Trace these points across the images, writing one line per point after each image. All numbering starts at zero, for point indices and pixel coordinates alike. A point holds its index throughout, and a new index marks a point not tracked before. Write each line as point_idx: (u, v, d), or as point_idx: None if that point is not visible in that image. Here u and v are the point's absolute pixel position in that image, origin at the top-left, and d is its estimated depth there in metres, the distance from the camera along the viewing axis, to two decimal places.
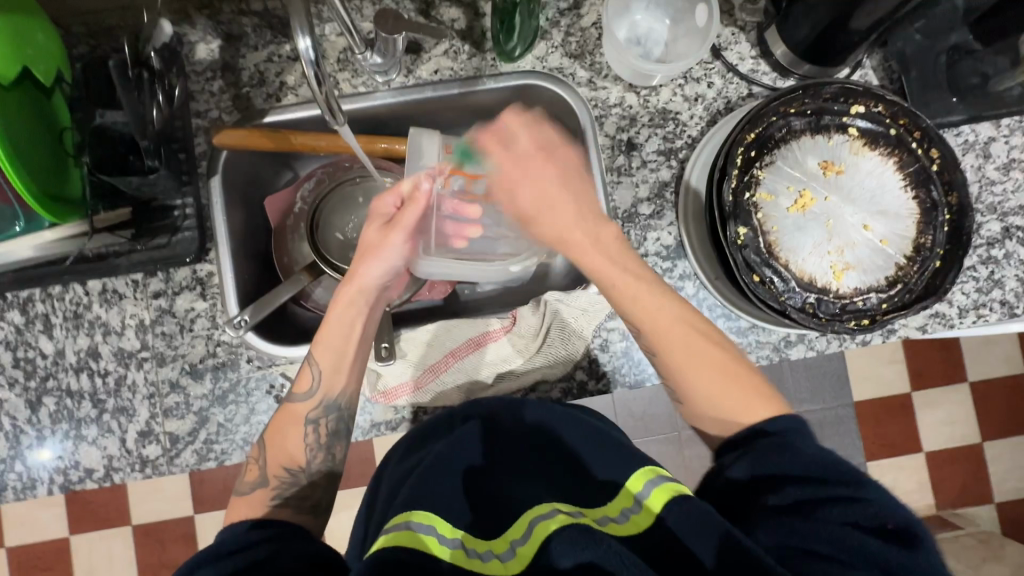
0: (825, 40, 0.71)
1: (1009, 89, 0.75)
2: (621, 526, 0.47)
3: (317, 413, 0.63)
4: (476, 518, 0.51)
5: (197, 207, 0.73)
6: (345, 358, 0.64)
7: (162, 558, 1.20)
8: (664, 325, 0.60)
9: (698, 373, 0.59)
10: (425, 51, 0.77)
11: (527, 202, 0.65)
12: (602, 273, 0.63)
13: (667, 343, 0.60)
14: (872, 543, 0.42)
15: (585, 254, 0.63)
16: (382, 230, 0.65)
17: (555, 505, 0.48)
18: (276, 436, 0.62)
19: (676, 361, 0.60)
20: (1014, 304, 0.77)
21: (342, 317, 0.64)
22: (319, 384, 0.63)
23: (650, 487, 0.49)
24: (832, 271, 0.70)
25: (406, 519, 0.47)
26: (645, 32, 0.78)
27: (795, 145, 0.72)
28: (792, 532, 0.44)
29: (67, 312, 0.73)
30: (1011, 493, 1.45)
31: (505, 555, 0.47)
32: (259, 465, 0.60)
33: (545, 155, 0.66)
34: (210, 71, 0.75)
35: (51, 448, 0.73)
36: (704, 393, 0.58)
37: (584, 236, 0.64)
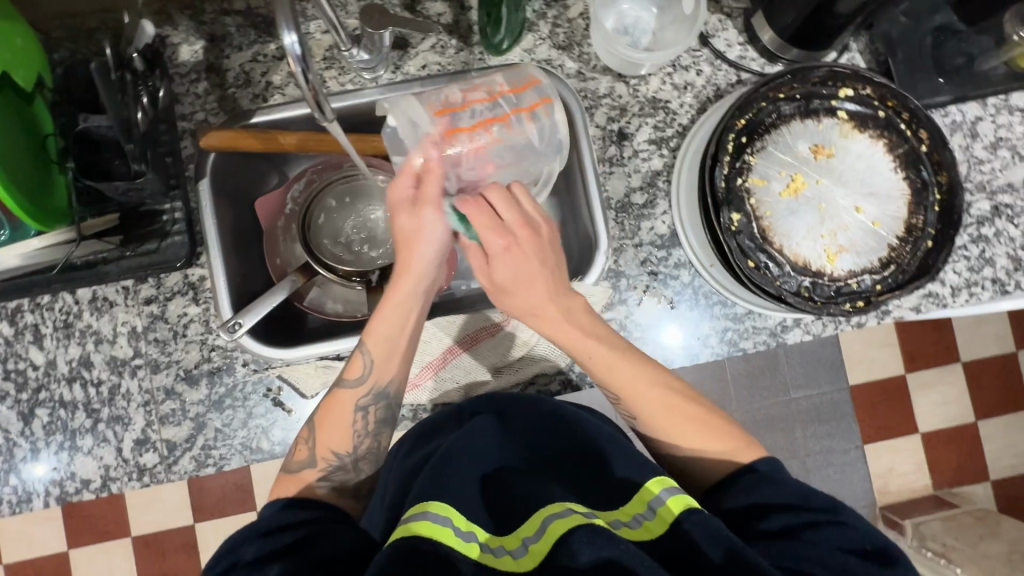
0: (811, 25, 0.71)
1: (994, 68, 0.76)
2: (634, 531, 0.49)
3: (366, 401, 0.62)
4: (489, 515, 0.52)
5: (186, 211, 0.72)
6: (397, 346, 0.62)
7: (163, 567, 1.20)
8: (647, 393, 0.61)
9: (676, 429, 0.60)
10: (412, 47, 0.76)
11: (502, 280, 0.58)
12: (579, 350, 0.61)
13: (637, 396, 0.61)
14: (852, 562, 0.48)
15: (556, 328, 0.60)
16: (414, 211, 0.60)
17: (570, 504, 0.49)
18: (323, 422, 0.62)
19: (644, 409, 0.61)
20: (1005, 282, 0.78)
21: (399, 308, 0.61)
22: (372, 373, 0.61)
23: (666, 494, 0.50)
24: (826, 254, 0.71)
25: (423, 510, 0.49)
26: (632, 22, 0.77)
27: (786, 130, 0.72)
28: (785, 552, 0.49)
29: (57, 322, 0.72)
30: (1006, 470, 1.48)
31: (517, 551, 0.47)
32: (307, 446, 0.61)
33: (525, 229, 0.58)
34: (194, 73, 0.74)
35: (46, 460, 0.72)
36: (671, 433, 0.60)
37: (553, 314, 0.59)
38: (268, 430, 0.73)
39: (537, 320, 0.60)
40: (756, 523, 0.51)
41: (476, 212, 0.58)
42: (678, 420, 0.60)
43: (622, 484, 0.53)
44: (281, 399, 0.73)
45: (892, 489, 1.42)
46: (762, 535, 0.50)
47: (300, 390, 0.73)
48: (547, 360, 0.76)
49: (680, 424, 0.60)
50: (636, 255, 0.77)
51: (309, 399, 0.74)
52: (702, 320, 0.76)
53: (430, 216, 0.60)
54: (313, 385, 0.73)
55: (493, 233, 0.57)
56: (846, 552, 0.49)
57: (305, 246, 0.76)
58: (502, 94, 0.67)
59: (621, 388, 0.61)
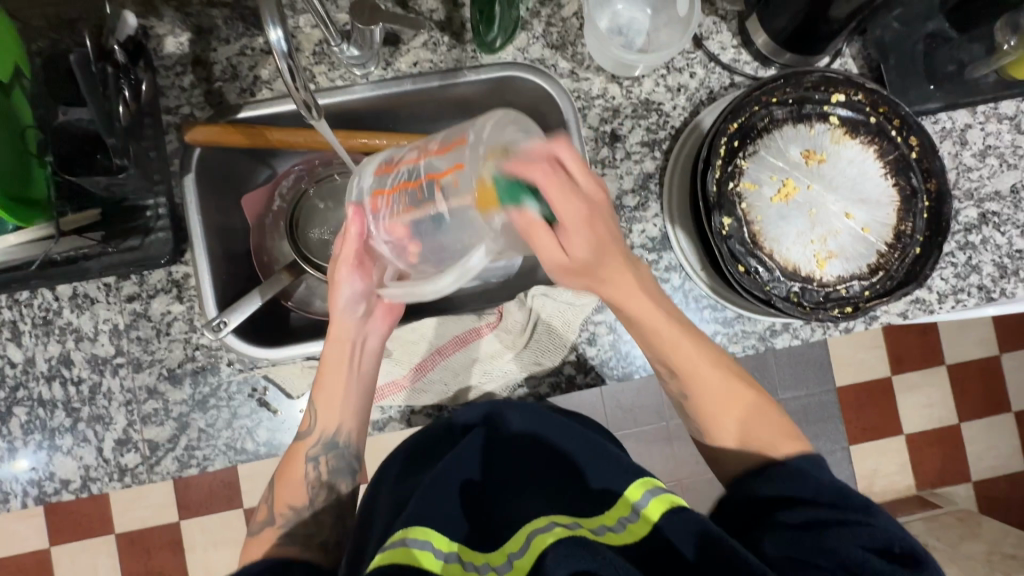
0: (805, 29, 0.71)
1: (984, 76, 0.77)
2: (617, 535, 0.50)
3: (316, 451, 0.66)
4: (471, 530, 0.54)
5: (170, 206, 0.71)
6: (339, 394, 0.67)
7: (149, 565, 1.18)
8: (688, 354, 0.62)
9: (721, 407, 0.62)
10: (403, 43, 0.75)
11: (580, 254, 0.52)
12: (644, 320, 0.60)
13: (698, 378, 0.62)
14: (871, 560, 0.47)
15: (632, 297, 0.58)
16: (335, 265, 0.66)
17: (552, 518, 0.52)
18: (281, 477, 0.66)
19: (701, 388, 0.63)
20: (991, 289, 0.78)
21: (333, 353, 0.67)
22: (317, 422, 0.67)
23: (648, 498, 0.53)
24: (815, 259, 0.71)
25: (403, 536, 0.50)
26: (626, 22, 0.76)
27: (778, 134, 0.72)
28: (797, 543, 0.49)
29: (36, 319, 0.70)
30: (987, 471, 1.50)
31: (502, 567, 0.50)
32: (268, 503, 0.64)
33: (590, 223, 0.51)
34: (180, 66, 0.73)
35: (23, 460, 0.70)
36: (720, 413, 0.62)
37: (615, 266, 0.56)
38: (253, 430, 0.72)
39: (609, 291, 0.57)
40: (776, 517, 0.52)
41: (545, 237, 0.50)
42: (737, 407, 0.62)
43: (600, 495, 0.55)
44: (266, 399, 0.72)
45: (877, 489, 1.44)
46: (778, 527, 0.51)
47: (286, 390, 0.72)
48: (533, 364, 0.74)
49: (732, 407, 0.62)
50: None
51: (295, 400, 0.73)
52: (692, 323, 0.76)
53: (352, 279, 0.65)
54: (300, 386, 0.72)
55: (572, 201, 0.50)
56: (870, 552, 0.48)
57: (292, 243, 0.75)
58: (428, 155, 0.56)
59: (683, 367, 0.62)
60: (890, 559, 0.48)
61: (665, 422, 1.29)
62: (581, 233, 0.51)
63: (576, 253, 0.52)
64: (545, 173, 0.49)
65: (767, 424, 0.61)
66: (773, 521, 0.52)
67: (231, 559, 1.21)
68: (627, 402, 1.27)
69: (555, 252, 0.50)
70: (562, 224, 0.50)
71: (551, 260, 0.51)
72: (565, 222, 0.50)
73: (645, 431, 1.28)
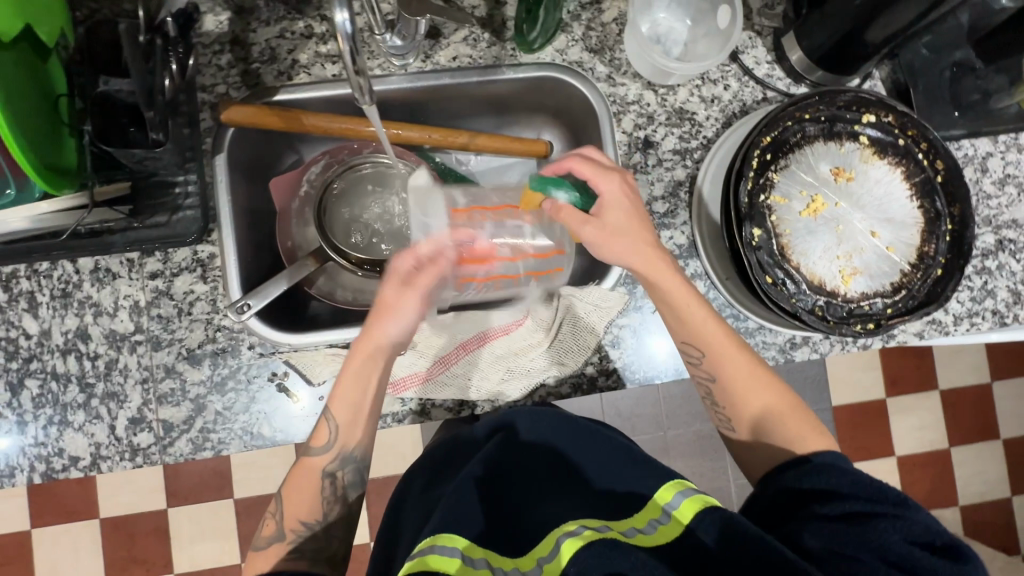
0: (841, 49, 0.73)
1: (1007, 107, 0.79)
2: (649, 538, 0.50)
3: (333, 466, 0.64)
4: (495, 540, 0.55)
5: (199, 184, 0.70)
6: (359, 410, 0.64)
7: (133, 553, 1.15)
8: (730, 365, 0.64)
9: (755, 392, 0.64)
10: (444, 37, 0.76)
11: (614, 224, 0.64)
12: (696, 326, 0.64)
13: (720, 358, 0.64)
14: (912, 553, 0.48)
15: (690, 304, 0.64)
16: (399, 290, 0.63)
17: (581, 522, 0.52)
18: (289, 487, 0.63)
19: (727, 367, 0.64)
20: (1004, 314, 0.80)
21: (359, 369, 0.63)
22: (336, 438, 0.63)
23: (679, 499, 0.53)
24: (840, 275, 0.72)
25: (433, 543, 0.50)
26: (665, 31, 0.78)
27: (809, 150, 0.73)
28: (835, 534, 0.49)
29: (55, 291, 0.69)
30: (975, 497, 1.52)
31: (533, 571, 0.50)
32: (275, 519, 0.62)
33: (635, 208, 0.65)
34: (218, 44, 0.72)
35: (30, 435, 0.68)
36: (740, 399, 0.64)
37: (660, 261, 0.64)
38: (270, 416, 0.71)
39: (640, 265, 0.64)
40: (816, 509, 0.52)
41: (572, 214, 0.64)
42: (758, 389, 0.64)
43: (627, 496, 0.57)
44: (286, 384, 0.71)
45: None
46: (819, 519, 0.51)
47: (306, 376, 0.71)
48: (555, 365, 0.74)
49: (753, 383, 0.64)
50: None
51: (315, 387, 0.71)
52: None
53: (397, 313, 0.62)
54: (322, 372, 0.71)
55: (604, 175, 0.64)
56: (911, 545, 0.48)
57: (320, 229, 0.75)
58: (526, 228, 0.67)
59: (708, 345, 0.64)
60: (930, 553, 0.48)
61: (663, 432, 1.30)
62: (614, 213, 0.64)
63: (611, 219, 0.64)
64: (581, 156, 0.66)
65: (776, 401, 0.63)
66: (813, 513, 0.52)
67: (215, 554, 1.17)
68: (628, 409, 1.28)
69: (592, 223, 0.64)
70: (602, 194, 0.64)
71: (590, 231, 0.64)
72: (603, 193, 0.64)
73: (644, 439, 1.29)
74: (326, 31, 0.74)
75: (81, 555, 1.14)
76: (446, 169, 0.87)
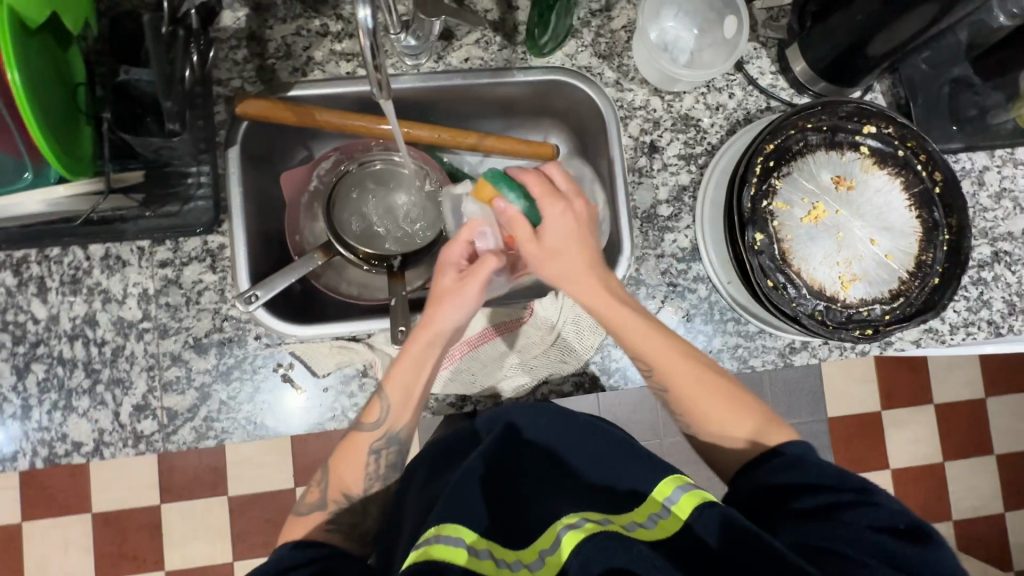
0: (844, 61, 0.75)
1: (1004, 123, 0.81)
2: (651, 532, 0.51)
3: (380, 444, 0.65)
4: (498, 531, 0.55)
5: (212, 175, 0.71)
6: (411, 391, 0.65)
7: (124, 548, 1.13)
8: (677, 377, 0.64)
9: (708, 404, 0.63)
10: (457, 39, 0.77)
11: (552, 240, 0.64)
12: (639, 343, 0.64)
13: (671, 373, 0.64)
14: (884, 542, 0.49)
15: (629, 322, 0.64)
16: (457, 279, 0.64)
17: (582, 515, 0.53)
18: (338, 461, 0.66)
19: (680, 381, 0.64)
20: (1000, 324, 0.81)
21: (417, 352, 0.64)
22: (387, 417, 0.65)
23: (679, 494, 0.54)
24: (840, 280, 0.73)
25: (436, 533, 0.51)
26: (672, 40, 0.79)
27: (811, 159, 0.75)
28: (812, 531, 0.50)
29: (64, 276, 0.70)
30: (968, 511, 1.53)
31: (534, 564, 0.51)
32: (320, 488, 0.65)
33: (574, 222, 0.65)
34: (235, 39, 0.73)
35: (34, 419, 0.68)
36: (708, 412, 0.63)
37: (595, 278, 0.64)
38: (274, 406, 0.71)
39: (573, 284, 0.64)
40: (791, 503, 0.53)
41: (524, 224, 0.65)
42: (710, 402, 0.63)
43: (628, 494, 0.57)
44: (291, 375, 0.72)
45: None
46: (795, 517, 0.52)
47: (311, 368, 0.72)
48: (558, 362, 0.75)
49: (709, 396, 0.63)
50: (658, 265, 0.78)
51: (319, 378, 0.72)
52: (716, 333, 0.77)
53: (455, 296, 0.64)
54: (327, 364, 0.72)
55: (550, 198, 0.65)
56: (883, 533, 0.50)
57: (329, 224, 0.76)
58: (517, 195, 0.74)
59: (655, 361, 0.64)
60: (898, 537, 0.50)
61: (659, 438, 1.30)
62: (553, 229, 0.65)
63: (550, 238, 0.64)
64: (535, 176, 0.66)
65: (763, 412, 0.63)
66: (786, 510, 0.53)
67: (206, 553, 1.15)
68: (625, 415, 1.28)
69: (531, 240, 0.65)
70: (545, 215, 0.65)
71: (529, 247, 0.65)
72: (549, 215, 0.65)
73: None
74: (341, 30, 0.75)
75: (71, 549, 1.13)
76: (454, 168, 0.88)
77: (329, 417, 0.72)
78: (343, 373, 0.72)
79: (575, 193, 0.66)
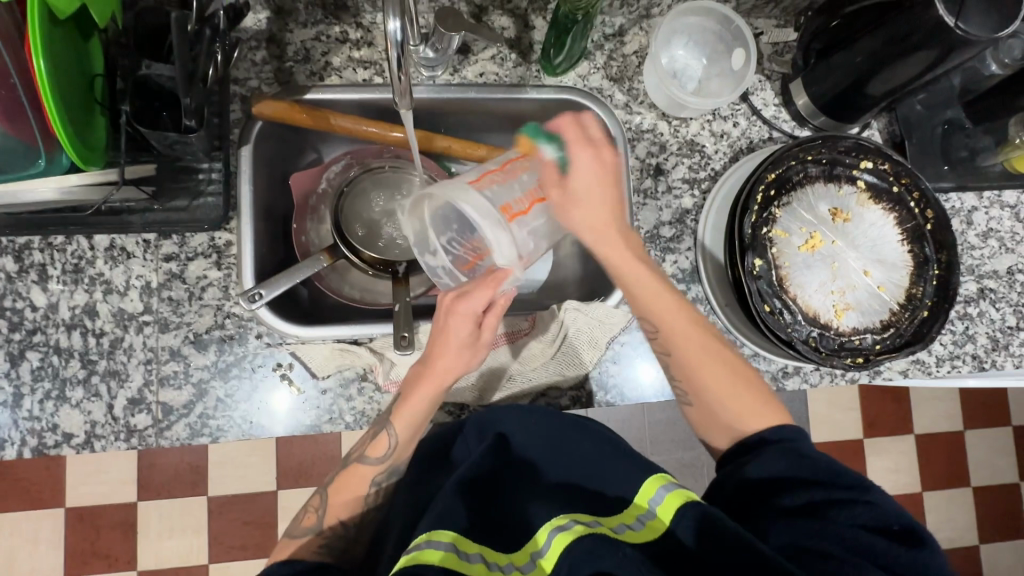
0: (845, 98, 0.77)
1: (992, 166, 0.84)
2: (639, 532, 0.53)
3: (380, 477, 0.66)
4: (489, 535, 0.56)
5: (223, 173, 0.71)
6: (420, 430, 0.66)
7: (96, 546, 1.06)
8: (685, 341, 0.64)
9: (711, 371, 0.64)
10: (473, 53, 0.79)
11: (578, 184, 0.64)
12: (649, 296, 0.65)
13: (680, 336, 0.64)
14: (871, 541, 0.50)
15: (635, 271, 0.65)
16: (473, 332, 0.63)
17: (572, 517, 0.54)
18: (336, 488, 0.66)
19: (683, 346, 0.64)
20: (983, 359, 0.84)
21: (428, 398, 0.64)
22: (393, 454, 0.65)
23: (662, 494, 0.55)
24: (834, 308, 0.75)
25: (426, 538, 0.51)
26: (682, 67, 0.82)
27: (810, 190, 0.77)
28: (799, 529, 0.52)
29: (67, 265, 0.69)
30: (944, 542, 1.55)
31: (527, 566, 0.53)
32: (317, 513, 0.64)
33: (610, 175, 0.66)
34: (255, 40, 0.74)
35: (26, 408, 0.67)
36: (709, 383, 0.64)
37: (617, 232, 0.65)
38: (270, 406, 0.71)
39: (592, 232, 0.65)
40: (778, 502, 0.55)
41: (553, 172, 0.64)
42: (713, 366, 0.64)
43: (614, 500, 0.58)
44: (290, 375, 0.71)
45: None
46: (784, 515, 0.53)
47: (311, 370, 0.71)
48: (557, 373, 0.77)
49: (713, 367, 0.64)
50: None
51: (318, 380, 0.72)
52: None
53: (465, 349, 0.64)
54: (326, 367, 0.71)
55: (583, 145, 0.65)
56: (859, 528, 0.51)
57: (336, 228, 0.77)
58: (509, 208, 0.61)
59: (667, 327, 0.65)
60: (888, 537, 0.51)
61: None
62: (580, 177, 0.64)
63: (576, 182, 0.64)
64: (564, 125, 0.65)
65: (770, 416, 0.62)
66: (775, 506, 0.54)
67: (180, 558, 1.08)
68: None
69: (557, 186, 0.64)
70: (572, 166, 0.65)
71: (553, 194, 0.64)
72: (579, 162, 0.64)
73: None
74: (360, 38, 0.77)
75: (39, 550, 1.07)
76: None
77: (326, 419, 0.72)
78: (343, 377, 0.72)
79: (602, 143, 0.66)
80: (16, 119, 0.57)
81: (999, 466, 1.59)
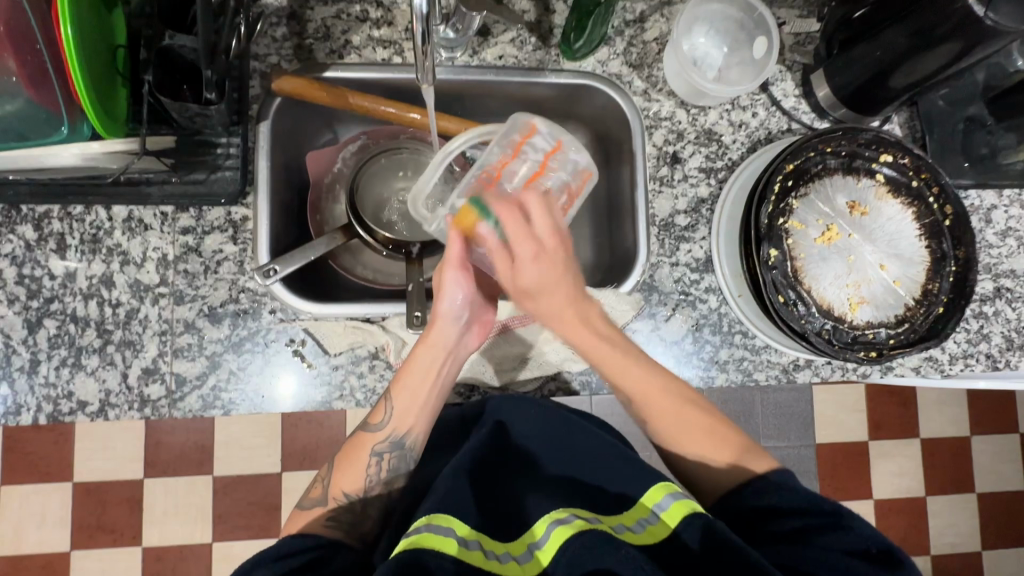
0: (868, 89, 0.76)
1: (1013, 164, 0.83)
2: (639, 535, 0.52)
3: (383, 447, 0.65)
4: (490, 523, 0.56)
5: (242, 147, 0.71)
6: (419, 394, 0.65)
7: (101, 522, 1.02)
8: (688, 429, 0.63)
9: (714, 448, 0.62)
10: (492, 36, 0.78)
11: (527, 281, 0.59)
12: (645, 393, 0.63)
13: (670, 423, 0.63)
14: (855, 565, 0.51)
15: (621, 365, 0.63)
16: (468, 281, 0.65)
17: (574, 511, 0.54)
18: (342, 460, 0.66)
19: (678, 432, 0.63)
20: (997, 358, 0.83)
21: (425, 354, 0.65)
22: (390, 420, 0.65)
23: (669, 500, 0.54)
24: (848, 302, 0.75)
25: (427, 522, 0.51)
26: (702, 55, 0.81)
27: (828, 182, 0.76)
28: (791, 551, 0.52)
29: (85, 235, 0.70)
30: (946, 547, 1.54)
31: (523, 557, 0.52)
32: (323, 485, 0.64)
33: (560, 249, 0.61)
34: (275, 17, 0.74)
35: (43, 374, 0.68)
36: (711, 461, 0.62)
37: (584, 311, 0.62)
38: (281, 380, 0.72)
39: (561, 318, 0.62)
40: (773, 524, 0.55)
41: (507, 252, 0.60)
42: (717, 443, 0.62)
43: (617, 497, 0.58)
44: (302, 351, 0.72)
45: None
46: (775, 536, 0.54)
47: (323, 346, 0.72)
48: (568, 360, 0.77)
49: (718, 446, 0.62)
50: (671, 272, 0.79)
51: (330, 357, 0.72)
52: (721, 345, 0.79)
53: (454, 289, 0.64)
54: (339, 344, 0.72)
55: (525, 236, 0.59)
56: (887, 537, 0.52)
57: (350, 205, 0.76)
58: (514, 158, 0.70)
59: (654, 413, 0.64)
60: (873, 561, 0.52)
61: None
62: (535, 256, 0.59)
63: (526, 281, 0.60)
64: (507, 211, 0.60)
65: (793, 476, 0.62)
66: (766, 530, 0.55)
67: (182, 535, 1.07)
68: None
69: (508, 277, 0.61)
70: (496, 250, 0.61)
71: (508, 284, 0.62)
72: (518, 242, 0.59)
73: None
74: (381, 17, 0.76)
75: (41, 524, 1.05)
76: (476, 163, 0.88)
77: (336, 396, 0.72)
78: (354, 354, 0.73)
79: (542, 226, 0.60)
80: (41, 85, 0.58)
81: (1005, 472, 1.58)
